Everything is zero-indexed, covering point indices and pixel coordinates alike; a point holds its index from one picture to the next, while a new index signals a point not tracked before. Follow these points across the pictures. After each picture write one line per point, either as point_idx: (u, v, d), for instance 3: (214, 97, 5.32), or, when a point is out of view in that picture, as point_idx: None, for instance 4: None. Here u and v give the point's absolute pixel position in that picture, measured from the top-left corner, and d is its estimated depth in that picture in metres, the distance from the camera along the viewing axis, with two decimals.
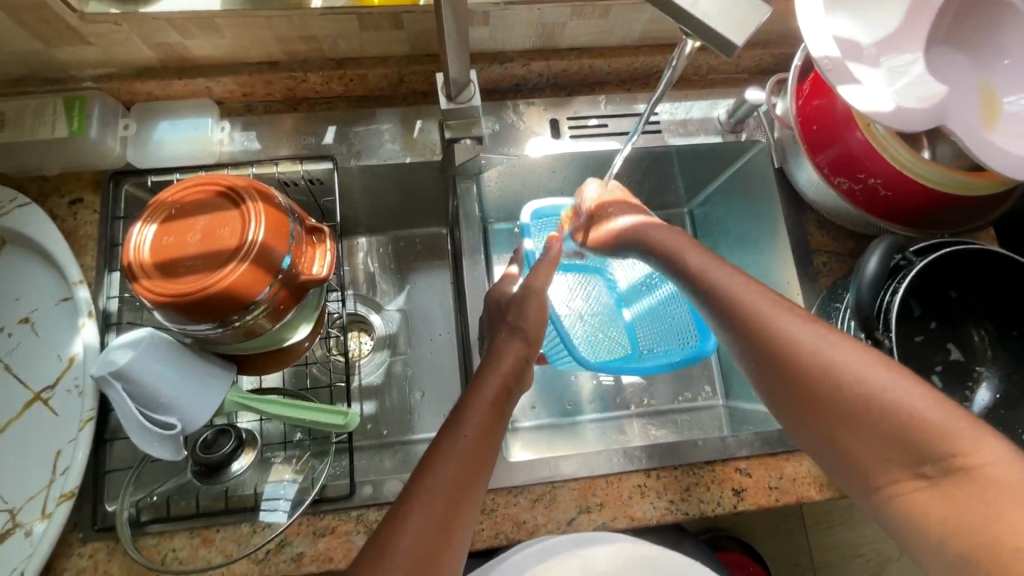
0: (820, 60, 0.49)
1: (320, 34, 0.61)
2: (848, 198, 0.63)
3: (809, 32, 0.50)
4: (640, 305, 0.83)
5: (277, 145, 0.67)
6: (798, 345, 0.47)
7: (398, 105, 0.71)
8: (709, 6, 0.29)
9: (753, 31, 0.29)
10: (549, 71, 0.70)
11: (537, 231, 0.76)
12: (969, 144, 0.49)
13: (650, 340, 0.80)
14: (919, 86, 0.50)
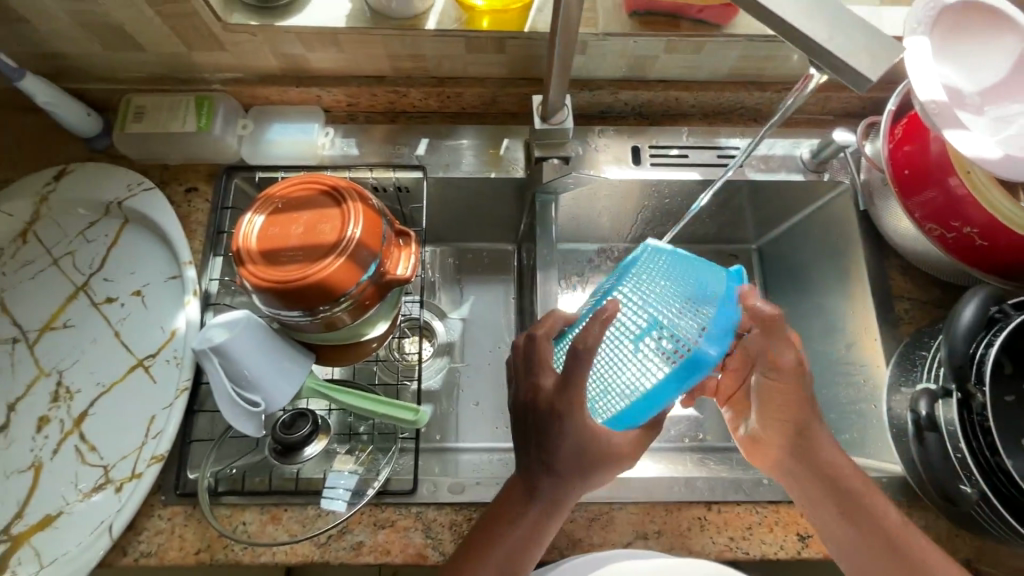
0: (927, 103, 0.48)
1: (428, 53, 0.65)
2: (940, 245, 0.62)
3: (916, 74, 0.48)
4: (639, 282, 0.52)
5: (374, 152, 0.72)
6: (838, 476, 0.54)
7: (488, 123, 0.74)
8: (846, 43, 0.31)
9: (889, 68, 0.31)
10: (635, 99, 0.72)
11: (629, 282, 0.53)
12: None
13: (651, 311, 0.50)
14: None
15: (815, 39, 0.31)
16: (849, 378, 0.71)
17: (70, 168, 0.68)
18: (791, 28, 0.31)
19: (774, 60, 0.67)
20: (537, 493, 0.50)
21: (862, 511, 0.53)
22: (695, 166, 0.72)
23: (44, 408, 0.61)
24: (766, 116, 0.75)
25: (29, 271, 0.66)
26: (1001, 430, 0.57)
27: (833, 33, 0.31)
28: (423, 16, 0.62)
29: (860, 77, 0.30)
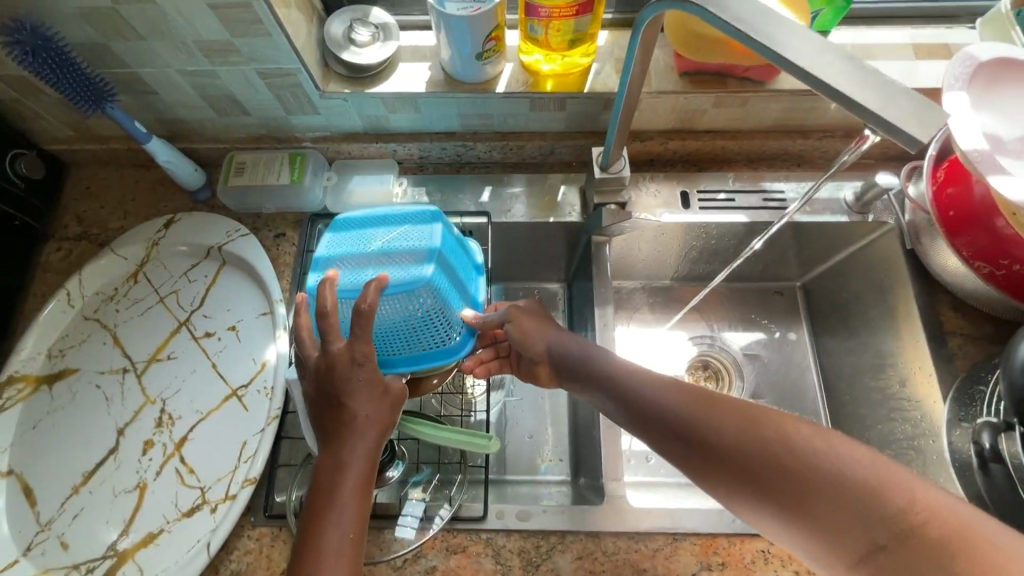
0: (969, 152, 0.52)
1: (496, 112, 0.73)
2: (991, 283, 0.64)
3: (957, 126, 0.52)
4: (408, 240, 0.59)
5: (443, 200, 0.79)
6: (725, 429, 0.48)
7: (544, 171, 0.81)
8: (896, 111, 0.36)
9: (940, 130, 0.35)
10: (683, 148, 0.77)
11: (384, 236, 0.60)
12: None
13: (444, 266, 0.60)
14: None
15: (869, 106, 0.36)
16: (905, 413, 0.72)
17: (177, 217, 0.77)
18: (846, 99, 0.36)
19: (817, 112, 0.72)
20: (343, 476, 0.50)
21: (769, 447, 0.46)
22: (741, 209, 0.77)
23: (149, 433, 0.67)
24: (808, 161, 0.80)
25: (139, 308, 0.74)
26: None
27: (884, 102, 0.36)
28: (493, 81, 0.70)
29: (911, 140, 0.35)
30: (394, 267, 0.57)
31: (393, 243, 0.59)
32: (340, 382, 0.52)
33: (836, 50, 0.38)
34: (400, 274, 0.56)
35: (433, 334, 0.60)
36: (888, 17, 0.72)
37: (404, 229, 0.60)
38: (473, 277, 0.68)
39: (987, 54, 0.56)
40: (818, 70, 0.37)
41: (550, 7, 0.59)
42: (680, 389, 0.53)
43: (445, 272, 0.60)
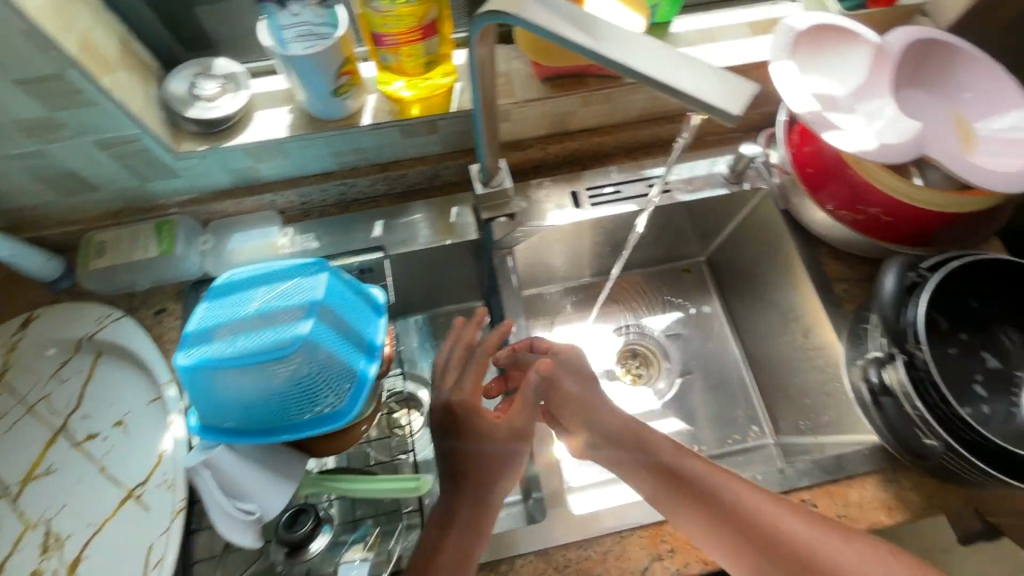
0: (805, 115, 0.55)
1: (369, 145, 0.71)
2: (855, 228, 0.69)
3: (788, 93, 0.56)
4: (289, 297, 0.59)
5: (335, 242, 0.76)
6: (755, 513, 0.57)
7: (435, 195, 0.80)
8: (707, 89, 0.37)
9: (748, 102, 0.36)
10: (564, 151, 0.79)
11: (262, 296, 0.60)
12: (953, 167, 0.57)
13: (329, 318, 0.60)
14: (899, 128, 0.58)
15: (685, 89, 0.37)
16: (812, 362, 0.76)
17: (36, 313, 0.69)
18: (661, 86, 0.38)
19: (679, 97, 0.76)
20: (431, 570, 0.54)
21: (790, 548, 0.55)
22: (630, 199, 0.79)
23: (34, 562, 0.59)
24: (682, 143, 0.83)
25: (4, 424, 0.65)
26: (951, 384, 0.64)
27: (694, 84, 0.37)
28: (357, 115, 0.68)
29: (726, 114, 0.36)
30: (274, 328, 0.57)
31: (274, 301, 0.59)
32: (461, 457, 0.60)
33: (649, 42, 0.39)
34: (278, 337, 0.56)
35: (326, 389, 0.59)
36: (722, 1, 0.76)
37: (287, 285, 0.60)
38: (372, 319, 0.67)
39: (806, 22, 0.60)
40: (634, 62, 0.38)
41: (394, 34, 0.58)
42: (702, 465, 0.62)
43: (331, 324, 0.60)
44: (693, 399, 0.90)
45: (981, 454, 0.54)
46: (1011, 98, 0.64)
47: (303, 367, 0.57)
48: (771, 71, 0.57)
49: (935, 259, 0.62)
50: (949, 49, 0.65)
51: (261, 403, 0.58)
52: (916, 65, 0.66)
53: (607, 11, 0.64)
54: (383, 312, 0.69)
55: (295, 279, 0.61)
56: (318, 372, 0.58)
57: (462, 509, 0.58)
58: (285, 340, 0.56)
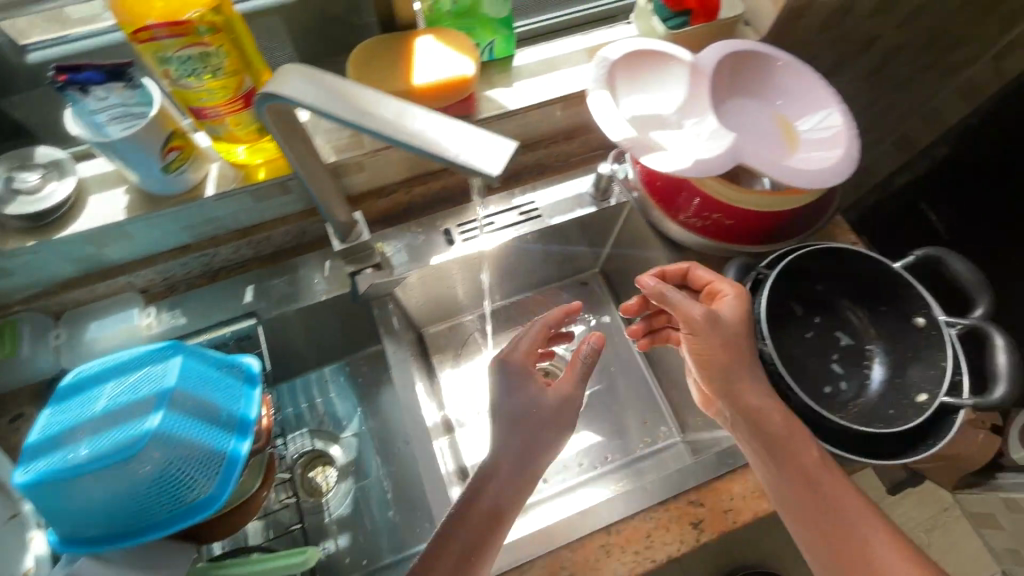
0: (622, 142, 0.59)
1: (221, 215, 0.69)
2: (705, 233, 0.73)
3: (605, 123, 0.59)
4: (139, 390, 0.57)
5: (205, 315, 0.74)
6: (831, 493, 0.57)
7: (308, 251, 0.79)
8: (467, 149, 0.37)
9: (507, 158, 0.36)
10: (430, 191, 0.80)
11: (110, 393, 0.57)
12: (767, 170, 0.61)
13: (185, 403, 0.58)
14: (717, 141, 0.61)
15: (443, 153, 0.37)
16: None
17: None
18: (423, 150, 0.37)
19: (532, 126, 0.78)
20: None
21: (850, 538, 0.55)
22: (503, 230, 0.80)
23: None
24: (549, 167, 0.86)
25: None
26: (803, 365, 0.70)
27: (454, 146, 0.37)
28: (200, 186, 0.66)
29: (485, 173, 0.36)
30: (121, 426, 0.54)
31: (121, 396, 0.56)
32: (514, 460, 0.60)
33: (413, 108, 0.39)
34: (125, 434, 0.54)
35: (188, 478, 0.56)
36: (558, 30, 0.80)
37: (137, 375, 0.58)
38: (245, 393, 0.65)
39: (617, 55, 0.64)
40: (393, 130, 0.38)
41: (217, 107, 0.57)
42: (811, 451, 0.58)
43: (187, 409, 0.58)
44: (600, 410, 0.93)
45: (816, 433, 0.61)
46: (821, 97, 0.68)
47: (161, 460, 0.54)
48: (590, 104, 0.60)
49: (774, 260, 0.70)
50: (763, 59, 0.69)
51: (123, 506, 0.54)
52: (736, 76, 0.69)
53: (438, 58, 0.65)
54: (258, 383, 0.67)
55: (145, 368, 0.59)
56: (177, 463, 0.55)
57: (486, 501, 0.58)
58: (134, 437, 0.54)
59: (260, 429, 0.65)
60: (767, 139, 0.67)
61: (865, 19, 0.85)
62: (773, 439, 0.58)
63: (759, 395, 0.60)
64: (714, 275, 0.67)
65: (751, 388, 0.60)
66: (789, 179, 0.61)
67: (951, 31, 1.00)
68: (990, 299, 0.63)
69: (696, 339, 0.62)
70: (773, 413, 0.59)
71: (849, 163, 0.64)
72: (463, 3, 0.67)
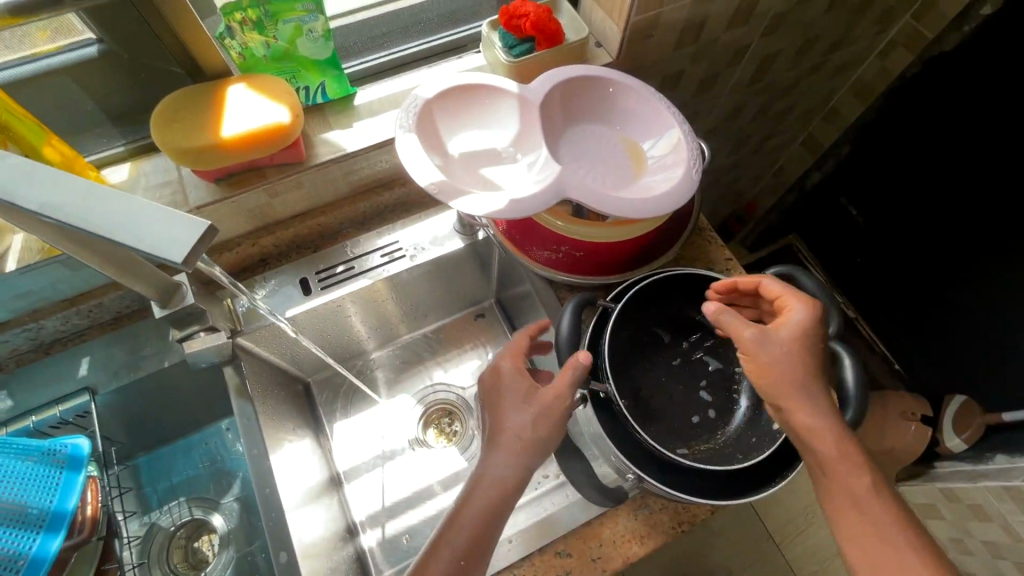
0: (430, 186, 0.57)
1: (34, 287, 0.64)
2: (560, 266, 0.70)
3: (414, 170, 0.58)
4: None
5: (35, 393, 0.68)
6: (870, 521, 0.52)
7: (152, 314, 0.73)
8: (160, 238, 0.33)
9: (195, 247, 0.33)
10: (282, 239, 0.76)
11: None
12: (590, 202, 0.58)
13: None
14: (540, 176, 0.59)
15: (127, 244, 0.33)
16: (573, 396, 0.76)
17: None
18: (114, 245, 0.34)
19: (383, 166, 0.75)
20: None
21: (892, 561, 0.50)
22: (361, 273, 0.77)
23: None
24: (416, 203, 0.83)
25: None
26: (673, 395, 0.67)
27: (145, 236, 0.33)
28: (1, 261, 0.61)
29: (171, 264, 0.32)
30: None
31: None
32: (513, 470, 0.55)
33: (109, 193, 0.35)
34: None
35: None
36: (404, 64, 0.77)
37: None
38: (70, 478, 0.60)
39: (434, 94, 0.62)
40: (83, 222, 0.34)
41: None
42: (862, 478, 0.52)
43: None
44: None
45: (673, 474, 0.58)
46: (666, 116, 0.65)
47: None
48: (398, 153, 0.58)
49: (628, 290, 0.68)
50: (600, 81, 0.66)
51: None
52: (575, 103, 0.67)
53: (250, 108, 0.61)
54: (84, 467, 0.61)
55: None
56: None
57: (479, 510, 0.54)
58: None
59: (80, 520, 0.59)
60: (609, 165, 0.64)
61: (723, 32, 0.85)
62: (827, 461, 0.52)
63: (814, 420, 0.52)
64: (785, 288, 0.57)
65: (801, 413, 0.53)
66: (613, 211, 0.58)
67: (822, 35, 1.01)
68: (839, 314, 0.61)
69: (755, 367, 0.54)
70: (826, 442, 0.52)
71: (688, 186, 0.60)
72: (277, 47, 0.64)
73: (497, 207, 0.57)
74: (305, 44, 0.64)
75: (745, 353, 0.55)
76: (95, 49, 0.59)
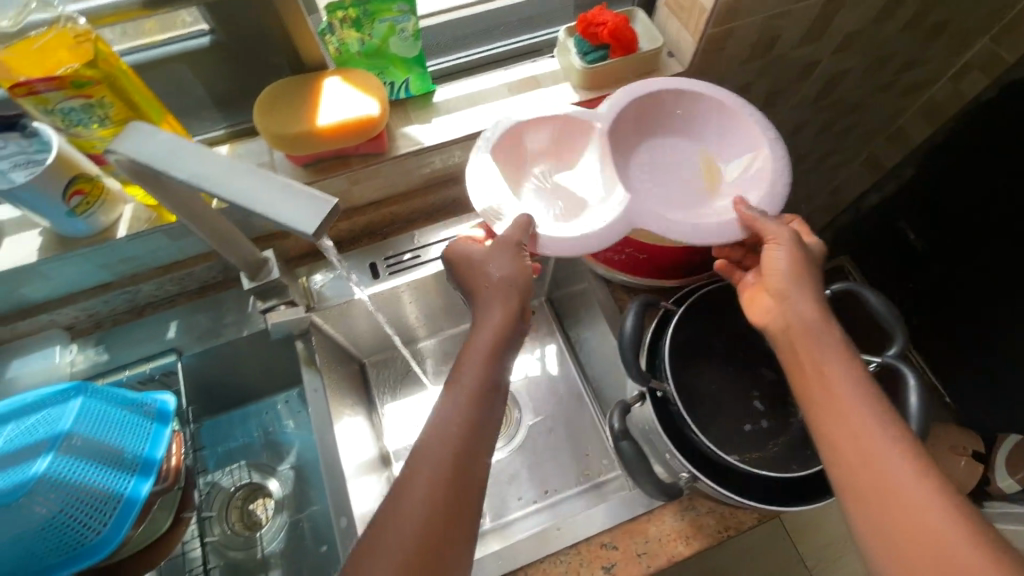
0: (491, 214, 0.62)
1: (138, 253, 0.70)
2: (623, 266, 0.72)
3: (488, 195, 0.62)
4: (35, 431, 0.57)
5: (128, 350, 0.75)
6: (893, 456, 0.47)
7: (234, 286, 0.79)
8: (292, 210, 0.37)
9: (323, 220, 0.36)
10: (355, 225, 0.80)
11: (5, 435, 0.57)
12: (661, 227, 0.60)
13: (81, 443, 0.58)
14: (613, 204, 0.62)
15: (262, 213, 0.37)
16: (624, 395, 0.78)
17: None
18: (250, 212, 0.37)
19: (455, 161, 0.78)
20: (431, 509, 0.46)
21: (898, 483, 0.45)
22: (424, 261, 0.81)
23: None
24: None
25: None
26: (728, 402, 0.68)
27: (280, 207, 0.37)
28: (113, 228, 0.67)
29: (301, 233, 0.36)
30: (12, 469, 0.55)
31: (14, 439, 0.57)
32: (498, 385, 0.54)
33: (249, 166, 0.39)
34: (11, 479, 0.54)
35: (81, 522, 0.56)
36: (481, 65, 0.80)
37: (35, 417, 0.58)
38: (158, 431, 0.66)
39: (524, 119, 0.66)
40: (225, 192, 0.38)
41: None
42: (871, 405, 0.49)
43: (81, 451, 0.58)
44: (539, 441, 0.93)
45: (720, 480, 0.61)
46: (754, 134, 0.64)
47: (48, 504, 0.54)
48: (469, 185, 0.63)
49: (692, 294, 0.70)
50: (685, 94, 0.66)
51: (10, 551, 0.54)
52: (659, 114, 0.68)
53: (343, 100, 0.66)
54: (170, 421, 0.67)
55: (44, 410, 0.59)
56: (64, 505, 0.55)
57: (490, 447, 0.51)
58: (20, 480, 0.54)
59: (166, 469, 0.65)
60: (685, 190, 0.66)
61: (796, 46, 0.85)
62: (828, 344, 0.53)
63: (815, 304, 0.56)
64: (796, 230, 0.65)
65: (802, 296, 0.56)
66: (686, 236, 0.60)
67: (893, 54, 0.99)
68: (905, 336, 0.60)
69: (775, 253, 0.58)
70: (828, 320, 0.55)
71: (770, 207, 0.61)
72: (372, 44, 0.69)
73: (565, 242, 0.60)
74: (396, 43, 0.69)
75: (773, 241, 0.58)
76: (208, 39, 0.64)
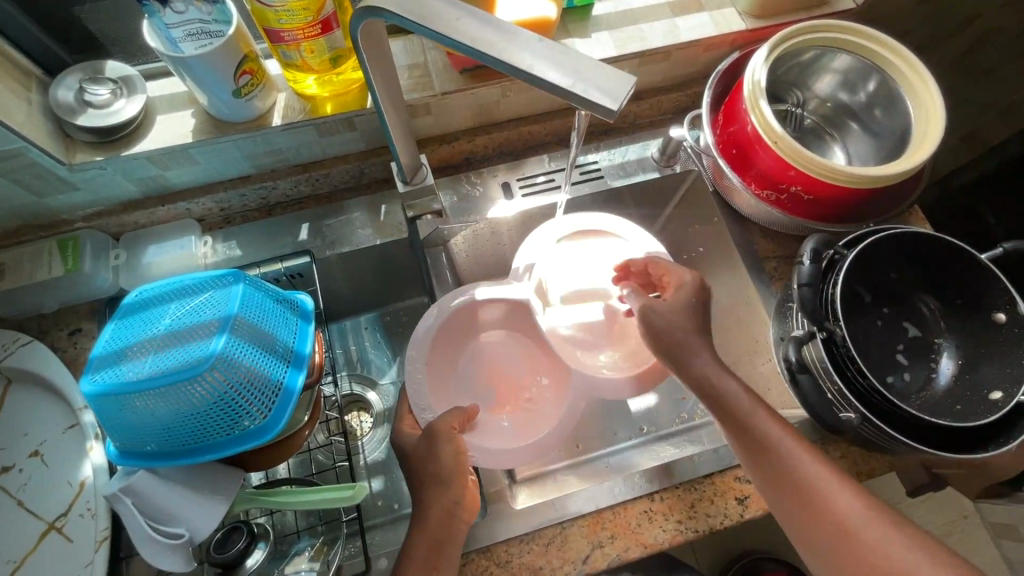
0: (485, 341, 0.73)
1: (285, 146, 0.68)
2: (777, 207, 0.70)
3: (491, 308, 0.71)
4: (201, 311, 0.57)
5: (259, 249, 0.74)
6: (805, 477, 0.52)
7: (363, 193, 0.78)
8: (592, 85, 0.36)
9: (628, 94, 0.36)
10: (492, 142, 0.78)
11: (172, 311, 0.57)
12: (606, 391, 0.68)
13: (247, 328, 0.58)
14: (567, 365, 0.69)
15: (560, 86, 0.36)
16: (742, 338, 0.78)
17: None
18: (542, 82, 0.37)
19: None
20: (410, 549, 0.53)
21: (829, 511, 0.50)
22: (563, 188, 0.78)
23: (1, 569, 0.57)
24: (613, 128, 0.84)
25: None
26: (872, 354, 0.66)
27: (574, 80, 0.36)
28: (268, 115, 0.65)
29: (607, 108, 0.35)
30: (184, 345, 0.54)
31: (183, 318, 0.56)
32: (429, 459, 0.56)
33: (533, 39, 0.38)
34: (187, 354, 0.54)
35: (247, 405, 0.56)
36: None
37: (200, 299, 0.58)
38: (303, 328, 0.65)
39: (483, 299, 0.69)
40: (512, 61, 0.37)
41: (293, 30, 0.55)
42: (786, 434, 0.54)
43: (247, 336, 0.57)
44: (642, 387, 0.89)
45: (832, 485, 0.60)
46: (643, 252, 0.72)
47: (221, 382, 0.54)
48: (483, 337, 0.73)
49: (867, 236, 0.65)
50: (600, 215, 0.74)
51: (180, 424, 0.55)
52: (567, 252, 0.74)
53: None
54: (312, 319, 0.67)
55: (205, 293, 0.59)
56: (234, 386, 0.55)
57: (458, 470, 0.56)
58: (195, 355, 0.53)
59: (313, 365, 0.65)
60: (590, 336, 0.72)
61: None
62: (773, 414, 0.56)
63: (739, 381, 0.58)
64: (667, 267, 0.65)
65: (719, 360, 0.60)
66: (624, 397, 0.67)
67: None
68: None
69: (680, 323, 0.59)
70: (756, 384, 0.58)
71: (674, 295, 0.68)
72: None
73: (499, 437, 0.65)
74: None
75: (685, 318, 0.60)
76: None
